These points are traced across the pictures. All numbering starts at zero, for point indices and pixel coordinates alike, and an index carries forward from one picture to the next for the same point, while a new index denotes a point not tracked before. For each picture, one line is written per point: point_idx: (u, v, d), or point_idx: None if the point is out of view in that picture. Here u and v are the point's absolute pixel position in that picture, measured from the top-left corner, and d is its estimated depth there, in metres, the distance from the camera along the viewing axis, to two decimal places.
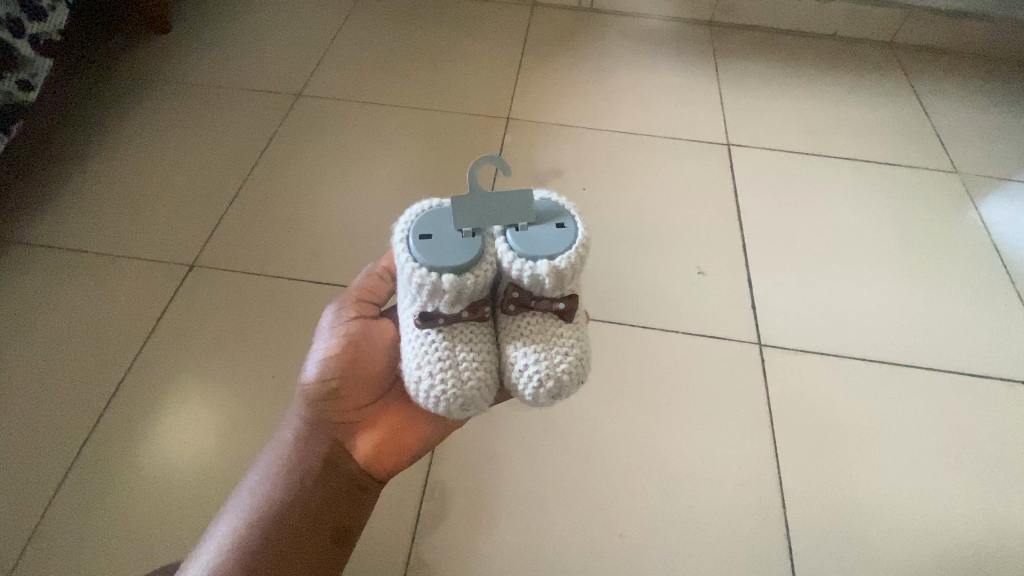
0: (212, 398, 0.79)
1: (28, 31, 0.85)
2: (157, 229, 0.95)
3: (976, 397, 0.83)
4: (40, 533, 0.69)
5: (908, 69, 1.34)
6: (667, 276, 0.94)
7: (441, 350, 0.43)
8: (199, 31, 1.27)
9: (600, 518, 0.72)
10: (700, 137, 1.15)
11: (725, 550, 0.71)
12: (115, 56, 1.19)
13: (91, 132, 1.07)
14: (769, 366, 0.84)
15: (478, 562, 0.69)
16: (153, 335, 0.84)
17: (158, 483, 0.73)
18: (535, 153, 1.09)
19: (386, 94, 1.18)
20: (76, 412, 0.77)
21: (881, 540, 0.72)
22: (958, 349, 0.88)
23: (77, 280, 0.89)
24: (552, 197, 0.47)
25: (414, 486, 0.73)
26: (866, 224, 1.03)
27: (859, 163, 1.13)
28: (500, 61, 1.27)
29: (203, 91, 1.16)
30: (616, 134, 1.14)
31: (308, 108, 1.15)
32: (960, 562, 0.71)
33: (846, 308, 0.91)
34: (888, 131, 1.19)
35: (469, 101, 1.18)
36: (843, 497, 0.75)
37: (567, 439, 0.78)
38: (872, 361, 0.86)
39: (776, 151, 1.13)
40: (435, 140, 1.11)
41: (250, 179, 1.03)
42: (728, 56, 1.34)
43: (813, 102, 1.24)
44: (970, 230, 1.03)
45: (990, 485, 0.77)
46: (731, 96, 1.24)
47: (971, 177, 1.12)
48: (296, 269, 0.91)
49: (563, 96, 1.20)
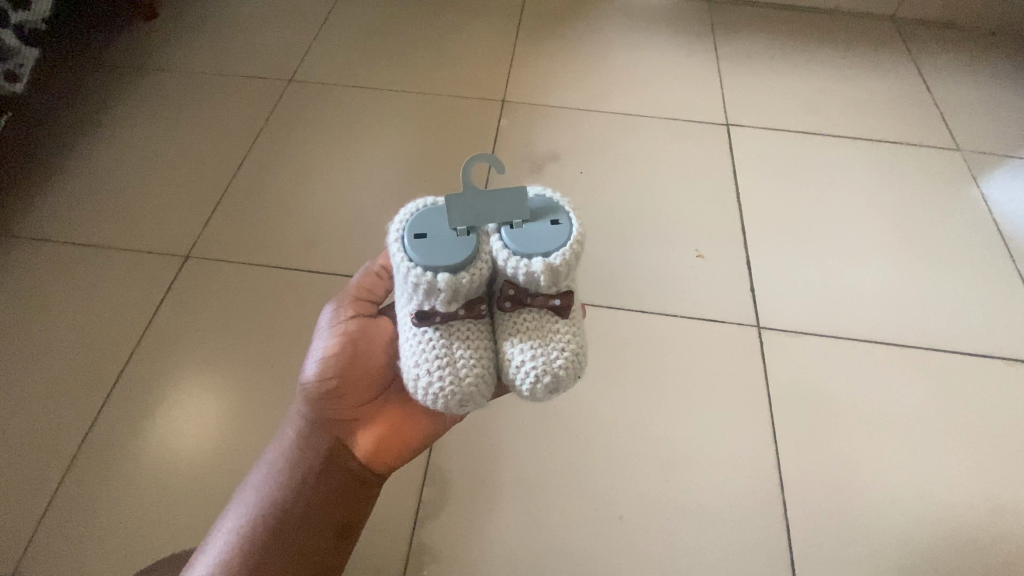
0: (211, 389, 0.79)
1: (13, 21, 0.84)
2: (152, 219, 0.95)
3: (977, 379, 0.83)
4: (46, 525, 0.70)
5: (912, 44, 1.31)
6: (667, 260, 0.93)
7: (438, 348, 0.43)
8: (186, 16, 1.25)
9: (600, 501, 0.73)
10: (699, 117, 1.13)
11: (724, 531, 0.72)
12: (101, 44, 1.17)
13: (79, 123, 1.06)
14: (767, 349, 0.85)
15: (480, 546, 0.70)
16: (147, 332, 0.84)
17: (159, 475, 0.73)
18: (532, 138, 1.08)
19: (379, 78, 1.17)
20: (78, 405, 0.78)
21: (876, 518, 0.73)
22: (957, 330, 0.88)
23: (72, 275, 0.88)
24: (546, 193, 0.46)
25: (415, 473, 0.74)
26: (868, 205, 1.02)
27: (859, 142, 1.12)
28: (495, 42, 1.25)
29: (192, 78, 1.14)
30: (613, 116, 1.13)
31: (301, 95, 1.13)
32: (956, 538, 0.72)
33: (845, 290, 0.91)
34: (890, 109, 1.18)
35: (465, 84, 1.16)
36: (839, 477, 0.75)
37: (567, 426, 0.78)
38: (869, 343, 0.86)
39: (776, 131, 1.12)
40: (431, 125, 1.09)
41: (243, 169, 1.02)
42: (728, 33, 1.31)
43: (814, 79, 1.23)
44: (975, 211, 1.02)
45: (987, 464, 0.77)
46: (730, 75, 1.22)
47: (972, 154, 1.10)
48: (293, 259, 0.91)
49: (559, 78, 1.18)
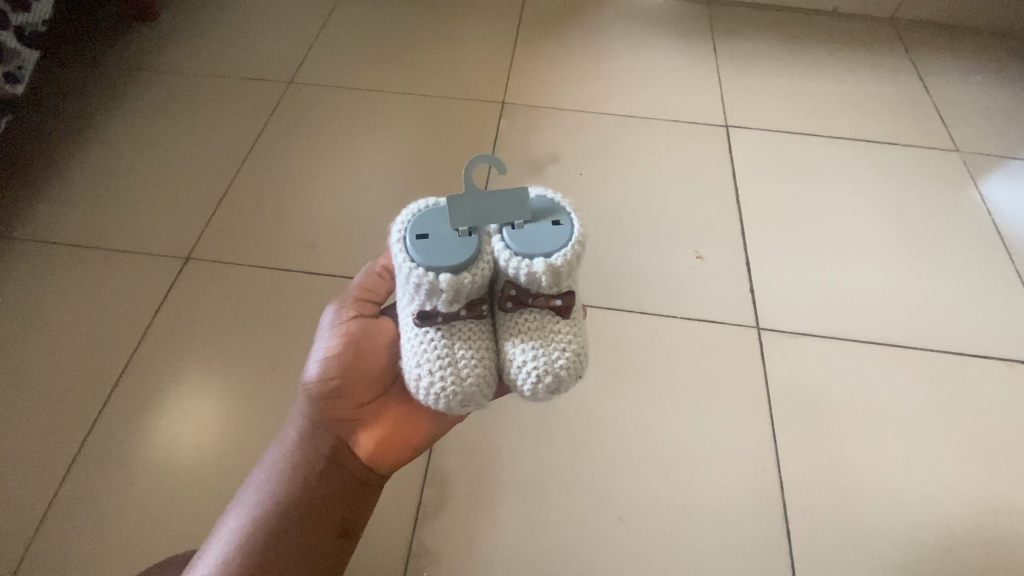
0: (211, 390, 0.79)
1: (14, 23, 0.84)
2: (152, 220, 0.95)
3: (976, 379, 0.84)
4: (46, 526, 0.70)
5: (911, 45, 1.32)
6: (666, 261, 0.94)
7: (439, 348, 0.43)
8: (186, 17, 1.25)
9: (601, 502, 0.73)
10: (698, 118, 1.14)
11: (724, 532, 0.72)
12: (101, 46, 1.17)
13: (79, 124, 1.06)
14: (767, 350, 0.85)
15: (481, 546, 0.70)
16: (148, 333, 0.84)
17: (160, 475, 0.73)
18: (532, 139, 1.08)
19: (380, 80, 1.17)
20: (78, 406, 0.78)
21: (876, 518, 0.73)
22: (956, 331, 0.88)
23: (72, 276, 0.88)
24: (547, 194, 0.46)
25: (416, 474, 0.74)
26: (866, 205, 1.03)
27: (858, 143, 1.12)
28: (495, 43, 1.25)
29: (192, 79, 1.15)
30: (612, 118, 1.13)
31: (301, 96, 1.13)
32: (955, 538, 0.72)
33: (845, 291, 0.91)
34: (889, 110, 1.18)
35: (465, 85, 1.16)
36: (839, 477, 0.76)
37: (568, 426, 0.78)
38: (868, 343, 0.86)
39: (775, 133, 1.12)
40: (431, 126, 1.10)
41: (243, 170, 1.02)
42: (727, 35, 1.32)
43: (813, 80, 1.23)
44: (973, 212, 1.02)
45: (986, 464, 0.78)
46: (730, 77, 1.22)
47: (971, 155, 1.11)
48: (294, 260, 0.91)
49: (559, 80, 1.19)
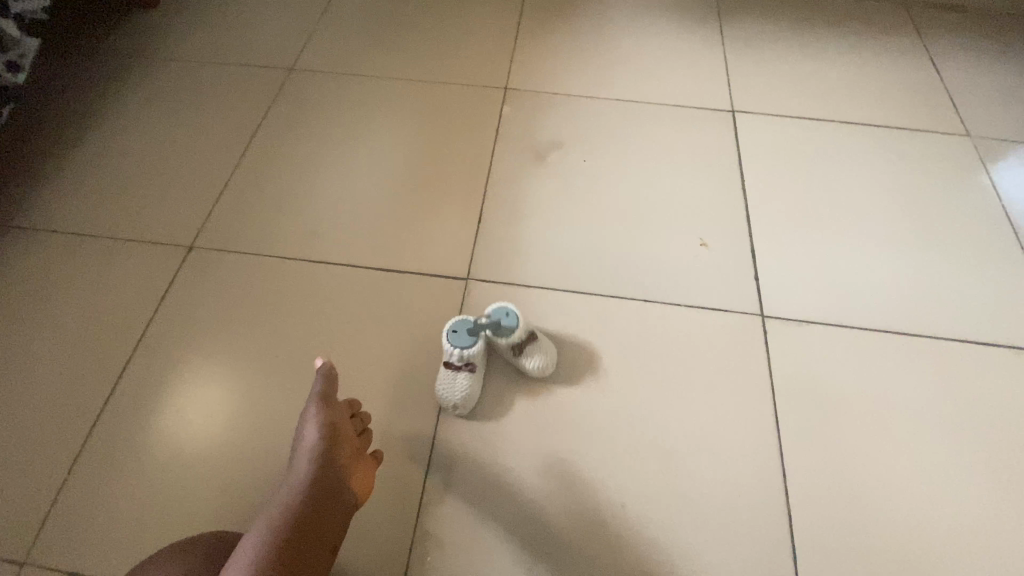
0: (216, 376, 0.80)
1: (13, 11, 0.83)
2: (155, 209, 0.95)
3: (982, 365, 0.83)
4: (55, 513, 0.71)
5: (921, 27, 1.29)
6: (669, 248, 0.93)
7: None
8: (185, 5, 1.24)
9: (602, 488, 0.73)
10: (703, 103, 1.12)
11: (726, 519, 0.72)
12: (102, 35, 1.17)
13: (82, 114, 1.06)
14: (771, 338, 0.84)
15: (483, 532, 0.71)
16: (152, 322, 0.84)
17: (167, 461, 0.74)
18: (534, 126, 1.07)
19: (381, 67, 1.16)
20: (85, 395, 0.78)
21: (880, 506, 0.73)
22: (962, 318, 0.87)
23: (76, 266, 0.89)
24: None
25: (419, 461, 0.74)
26: (873, 191, 1.01)
27: (865, 128, 1.10)
28: (497, 28, 1.23)
29: (193, 67, 1.14)
30: (616, 104, 1.11)
31: (302, 84, 1.13)
32: (958, 524, 0.72)
33: (850, 279, 0.90)
34: (898, 93, 1.16)
35: (466, 72, 1.15)
36: (842, 464, 0.75)
37: (569, 414, 0.78)
38: (873, 331, 0.85)
39: (782, 118, 1.11)
40: (433, 113, 1.09)
41: (244, 159, 1.02)
42: (733, 18, 1.29)
43: (820, 64, 1.21)
44: (982, 197, 1.01)
45: (991, 451, 0.77)
46: (735, 61, 1.20)
47: (981, 139, 1.09)
48: (296, 248, 0.91)
49: (562, 65, 1.17)
